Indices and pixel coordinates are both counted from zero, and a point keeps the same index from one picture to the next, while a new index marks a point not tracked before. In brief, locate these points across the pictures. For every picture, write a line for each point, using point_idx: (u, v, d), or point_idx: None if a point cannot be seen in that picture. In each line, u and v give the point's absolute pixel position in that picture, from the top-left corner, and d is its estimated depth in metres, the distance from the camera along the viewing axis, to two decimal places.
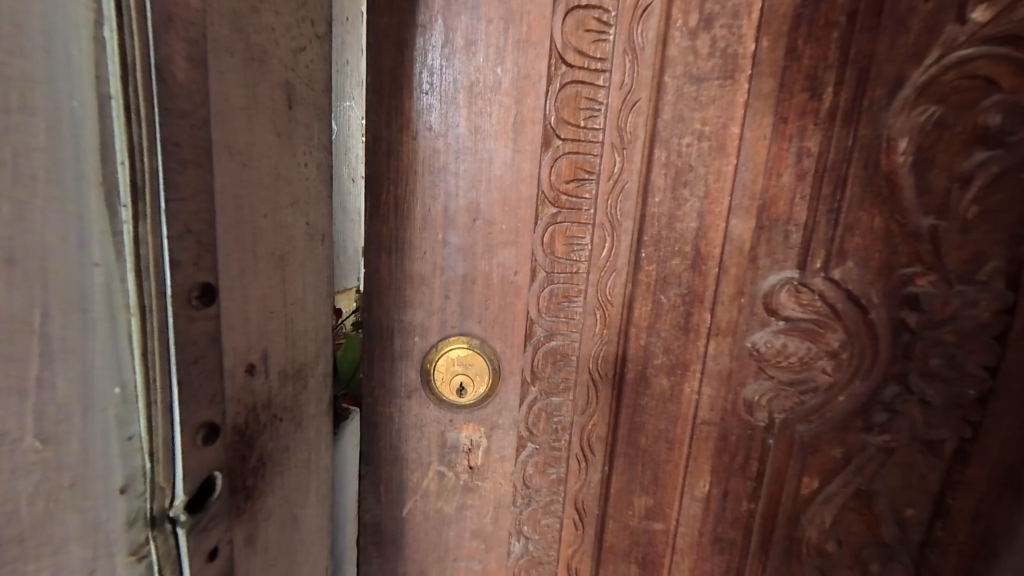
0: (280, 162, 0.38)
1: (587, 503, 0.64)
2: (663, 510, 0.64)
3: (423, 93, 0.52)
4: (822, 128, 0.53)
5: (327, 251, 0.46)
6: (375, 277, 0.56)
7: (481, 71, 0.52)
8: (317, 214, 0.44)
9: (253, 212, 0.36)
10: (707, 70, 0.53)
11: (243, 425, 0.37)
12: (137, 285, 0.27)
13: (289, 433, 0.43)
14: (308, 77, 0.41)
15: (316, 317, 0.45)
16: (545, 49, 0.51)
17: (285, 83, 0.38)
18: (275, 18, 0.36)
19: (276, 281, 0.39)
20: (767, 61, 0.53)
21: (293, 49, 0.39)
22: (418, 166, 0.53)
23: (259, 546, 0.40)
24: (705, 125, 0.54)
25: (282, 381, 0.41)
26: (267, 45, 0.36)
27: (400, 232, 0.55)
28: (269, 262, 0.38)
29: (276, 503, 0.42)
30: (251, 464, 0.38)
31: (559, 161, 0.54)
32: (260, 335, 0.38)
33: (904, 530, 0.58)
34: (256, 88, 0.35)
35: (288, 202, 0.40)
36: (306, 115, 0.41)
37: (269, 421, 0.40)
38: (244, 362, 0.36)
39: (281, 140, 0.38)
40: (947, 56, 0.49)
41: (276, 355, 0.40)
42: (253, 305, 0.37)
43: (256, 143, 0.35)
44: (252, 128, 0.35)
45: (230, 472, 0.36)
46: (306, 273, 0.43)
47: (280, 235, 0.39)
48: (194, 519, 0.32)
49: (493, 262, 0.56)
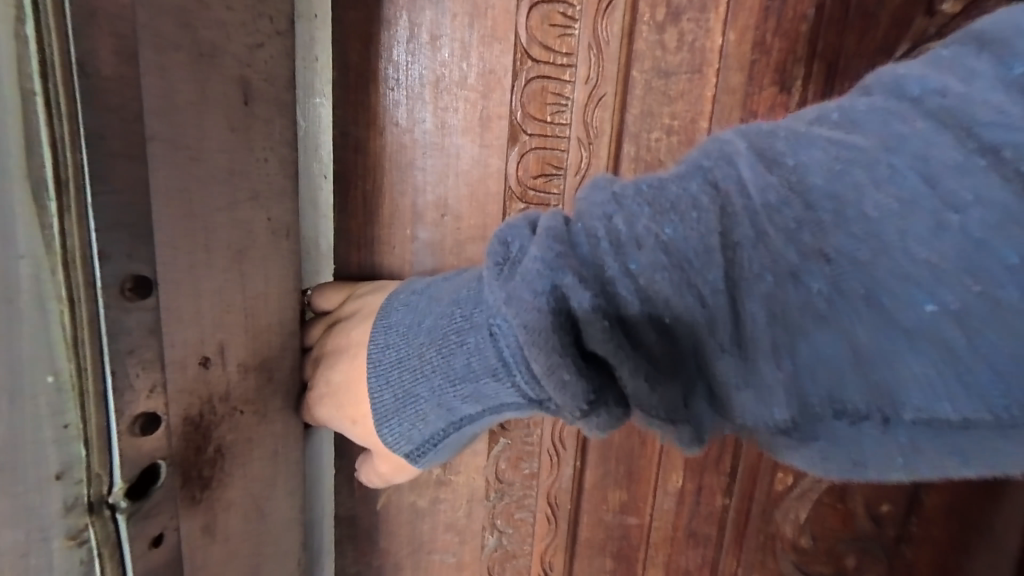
0: (234, 155, 0.38)
1: (559, 498, 0.63)
2: (637, 504, 0.64)
3: (389, 89, 0.52)
4: None
5: (293, 246, 0.45)
6: (345, 272, 0.55)
7: (447, 66, 0.52)
8: (281, 209, 0.43)
9: (204, 206, 0.36)
10: (675, 64, 0.53)
11: (197, 417, 0.38)
12: (66, 278, 0.29)
13: (251, 424, 0.43)
14: (266, 73, 0.41)
15: (282, 313, 0.45)
16: (510, 44, 0.51)
17: (241, 78, 0.39)
18: (227, 14, 0.37)
19: (232, 275, 0.39)
20: (735, 55, 0.53)
21: (248, 45, 0.39)
22: (385, 162, 0.54)
23: (217, 537, 0.41)
24: (674, 120, 0.54)
25: (243, 374, 0.42)
26: (219, 41, 0.37)
27: (370, 227, 0.55)
28: (224, 256, 0.38)
29: (239, 493, 0.43)
30: (206, 455, 0.39)
31: (526, 156, 0.54)
32: (215, 327, 0.39)
33: (878, 525, 0.61)
34: (206, 83, 0.36)
35: (246, 196, 0.40)
36: (265, 110, 0.41)
37: (228, 413, 0.41)
38: (196, 354, 0.37)
39: (237, 134, 0.39)
40: (919, 46, 0.50)
41: (235, 347, 0.41)
42: (207, 299, 0.38)
43: (206, 138, 0.36)
44: (202, 123, 0.36)
45: (180, 460, 0.37)
46: (269, 267, 0.43)
47: (239, 230, 0.39)
48: (136, 505, 0.34)
49: (463, 257, 0.56)
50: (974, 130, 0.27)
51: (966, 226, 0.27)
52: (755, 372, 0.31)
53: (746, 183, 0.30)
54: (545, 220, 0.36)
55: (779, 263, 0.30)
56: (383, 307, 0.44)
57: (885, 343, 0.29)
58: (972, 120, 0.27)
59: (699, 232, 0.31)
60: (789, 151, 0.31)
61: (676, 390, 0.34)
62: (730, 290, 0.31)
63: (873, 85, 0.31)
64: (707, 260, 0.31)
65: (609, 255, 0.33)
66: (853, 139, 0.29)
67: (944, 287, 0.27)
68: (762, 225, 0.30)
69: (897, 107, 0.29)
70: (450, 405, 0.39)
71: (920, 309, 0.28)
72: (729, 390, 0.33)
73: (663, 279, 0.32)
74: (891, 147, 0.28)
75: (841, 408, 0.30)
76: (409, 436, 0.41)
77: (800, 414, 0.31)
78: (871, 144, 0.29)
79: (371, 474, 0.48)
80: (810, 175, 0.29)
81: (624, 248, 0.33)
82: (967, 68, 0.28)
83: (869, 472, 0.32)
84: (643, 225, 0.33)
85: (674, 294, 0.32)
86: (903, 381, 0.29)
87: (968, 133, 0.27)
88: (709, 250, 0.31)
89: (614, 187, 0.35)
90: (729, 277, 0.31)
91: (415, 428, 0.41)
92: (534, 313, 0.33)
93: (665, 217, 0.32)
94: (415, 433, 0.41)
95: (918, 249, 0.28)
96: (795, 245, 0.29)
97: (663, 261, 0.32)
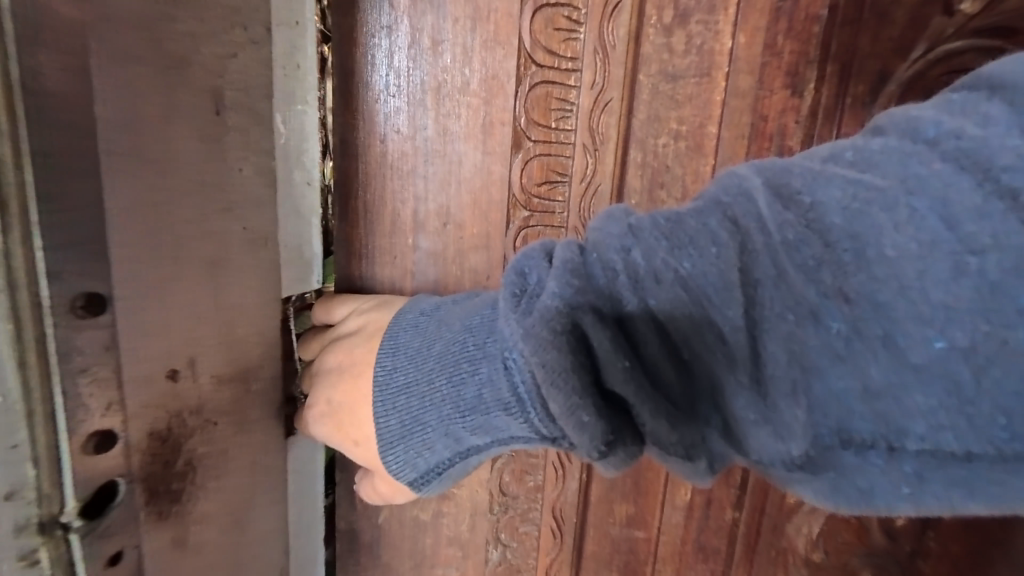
0: (207, 167, 0.41)
1: (564, 511, 0.62)
2: (644, 517, 0.63)
3: (390, 95, 0.51)
4: (803, 126, 0.52)
5: (274, 256, 0.48)
6: (346, 282, 0.55)
7: (448, 71, 0.50)
8: (257, 219, 0.46)
9: (174, 217, 0.39)
10: (683, 68, 0.52)
11: (165, 430, 0.41)
12: (12, 298, 0.31)
13: (225, 435, 0.46)
14: (239, 83, 0.43)
15: (261, 321, 0.47)
16: (513, 49, 0.50)
17: (212, 91, 0.41)
18: (196, 27, 0.39)
19: (206, 284, 0.42)
20: (745, 57, 0.51)
21: (219, 56, 0.41)
22: (386, 170, 0.53)
23: (190, 549, 0.43)
24: (681, 125, 0.53)
25: (216, 385, 0.44)
26: (187, 55, 0.39)
27: (371, 236, 0.54)
28: (198, 266, 0.41)
29: (214, 505, 0.45)
30: (176, 468, 0.42)
31: (530, 163, 0.52)
32: (188, 339, 0.41)
33: (894, 541, 0.58)
34: (174, 97, 0.38)
35: (220, 208, 0.43)
36: (239, 121, 0.44)
37: (200, 425, 0.43)
38: (165, 366, 0.40)
39: (208, 147, 0.41)
40: (935, 48, 0.47)
41: (209, 358, 0.43)
42: (180, 307, 0.40)
43: (174, 152, 0.39)
44: (169, 138, 0.38)
45: (145, 475, 0.39)
46: (244, 275, 0.45)
47: (212, 240, 0.42)
48: (90, 525, 0.36)
49: (465, 266, 0.54)
50: (993, 171, 0.25)
51: (982, 269, 0.25)
52: (776, 413, 0.30)
53: (765, 220, 0.29)
54: (561, 249, 0.35)
55: (798, 305, 0.28)
56: (390, 328, 0.43)
57: (894, 386, 0.27)
58: (991, 162, 0.25)
59: (718, 267, 0.30)
60: (806, 189, 0.29)
61: (692, 425, 0.33)
62: (750, 328, 0.30)
63: (886, 125, 0.30)
64: (726, 296, 0.30)
65: (626, 287, 0.32)
66: (867, 180, 0.28)
67: (954, 326, 0.26)
68: (780, 262, 0.29)
69: (912, 149, 0.28)
70: (457, 437, 0.38)
71: (928, 348, 0.26)
72: (746, 426, 0.31)
73: (682, 312, 0.31)
74: (909, 189, 0.27)
75: (852, 447, 0.29)
76: (412, 465, 0.40)
77: (822, 461, 0.29)
78: (889, 187, 0.27)
79: (369, 491, 0.47)
80: (828, 216, 0.28)
81: (642, 280, 0.32)
82: (983, 113, 0.26)
83: (877, 502, 0.30)
84: (661, 257, 0.32)
85: (692, 330, 0.31)
86: (917, 428, 0.27)
87: (987, 176, 0.25)
88: (727, 286, 0.30)
89: (630, 218, 0.34)
90: (751, 315, 0.29)
91: (419, 457, 0.39)
92: (550, 346, 0.32)
93: (684, 250, 0.31)
94: (420, 463, 0.39)
95: (935, 294, 0.26)
96: (814, 286, 0.28)
97: (682, 295, 0.31)
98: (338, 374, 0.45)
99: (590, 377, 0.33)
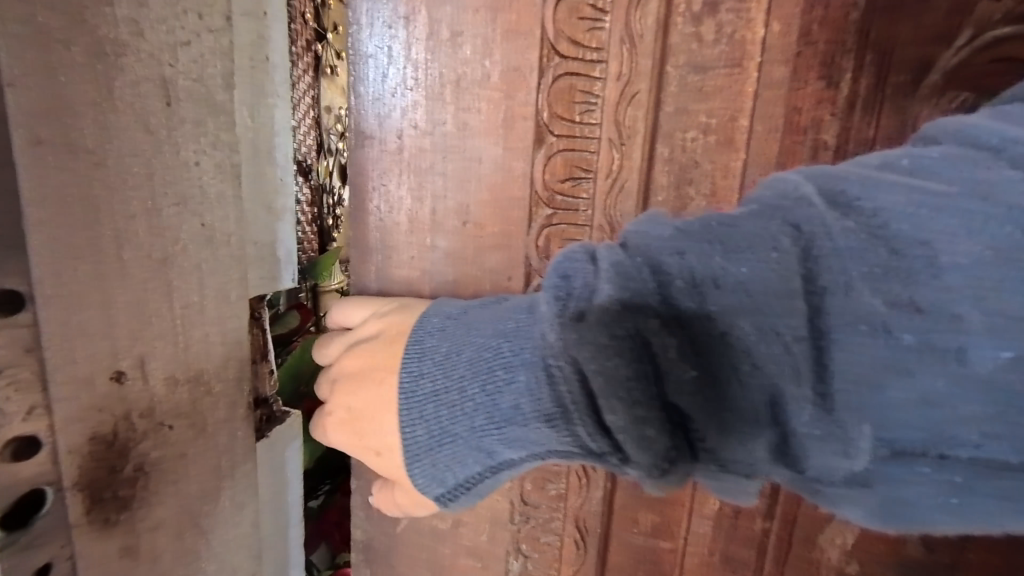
0: (155, 162, 0.38)
1: (588, 521, 0.59)
2: (669, 527, 0.60)
3: (406, 89, 0.49)
4: (839, 119, 0.49)
5: (232, 253, 0.44)
6: (362, 284, 0.53)
7: (468, 63, 0.48)
8: (216, 215, 0.42)
9: (111, 211, 0.37)
10: (712, 58, 0.50)
11: (111, 435, 0.39)
12: None
13: (185, 440, 0.43)
14: (192, 73, 0.39)
15: (222, 323, 0.44)
16: (536, 40, 0.48)
17: (158, 78, 0.38)
18: (134, 9, 0.36)
19: (156, 282, 0.40)
20: (778, 47, 0.49)
21: (169, 42, 0.38)
22: (402, 168, 0.50)
23: (142, 557, 0.42)
24: (711, 119, 0.51)
25: (171, 388, 0.42)
26: (125, 37, 0.36)
27: (387, 236, 0.52)
28: (144, 264, 0.39)
29: (170, 513, 0.43)
30: (124, 473, 0.40)
31: (553, 159, 0.50)
32: (134, 339, 0.39)
33: (932, 552, 0.56)
34: (111, 84, 0.36)
35: (171, 202, 0.39)
36: (190, 111, 0.40)
37: (151, 429, 0.41)
38: (106, 368, 0.38)
39: (153, 136, 0.38)
40: (979, 37, 0.45)
41: (160, 359, 0.41)
42: (124, 306, 0.38)
43: (114, 140, 0.36)
44: (107, 126, 0.36)
45: (86, 482, 0.38)
46: (202, 274, 0.42)
47: (160, 237, 0.39)
48: (10, 537, 0.36)
49: (484, 267, 0.52)
50: None
51: None
52: (839, 428, 0.28)
53: (829, 223, 0.28)
54: (606, 252, 0.33)
55: (870, 317, 0.26)
56: (413, 331, 0.41)
57: (958, 400, 0.26)
58: None
59: (779, 274, 0.28)
60: (865, 194, 0.27)
61: (747, 442, 0.31)
62: (814, 338, 0.28)
63: (938, 134, 0.29)
64: (787, 305, 0.28)
65: (683, 293, 0.30)
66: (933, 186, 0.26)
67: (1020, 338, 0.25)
68: (846, 269, 0.27)
69: (976, 156, 0.26)
70: (490, 450, 0.36)
71: (995, 357, 0.25)
72: (806, 442, 0.29)
73: (742, 321, 0.29)
74: (982, 196, 0.25)
75: (902, 457, 0.28)
76: (440, 478, 0.38)
77: (883, 474, 0.29)
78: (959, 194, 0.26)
79: (387, 501, 0.45)
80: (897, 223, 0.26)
81: (700, 287, 0.30)
82: None
83: (919, 514, 0.29)
84: (715, 262, 0.30)
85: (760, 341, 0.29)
86: (976, 442, 0.27)
87: None
88: (788, 294, 0.28)
89: (678, 222, 0.32)
90: (815, 325, 0.28)
91: (448, 471, 0.38)
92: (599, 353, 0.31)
93: (741, 255, 0.29)
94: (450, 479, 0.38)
95: (1006, 306, 0.25)
96: (883, 295, 0.26)
97: (740, 303, 0.29)
98: (358, 378, 0.42)
99: (647, 389, 0.31)
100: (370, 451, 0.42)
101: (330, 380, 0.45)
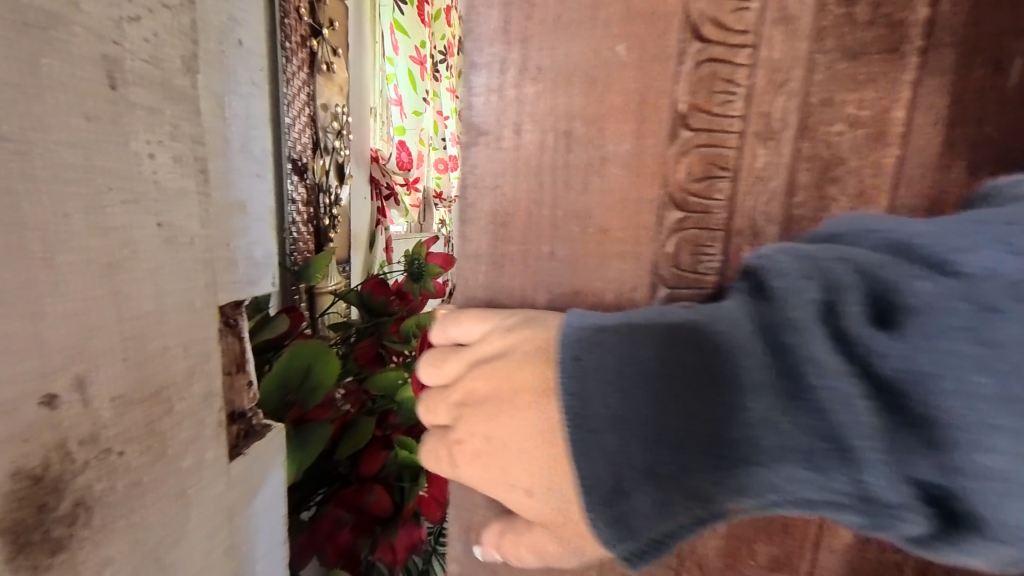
0: (95, 151, 0.36)
1: (705, 555, 0.55)
2: (792, 562, 0.55)
3: (525, 78, 0.44)
4: (1012, 108, 0.43)
5: (196, 253, 0.45)
6: (472, 296, 0.48)
7: (598, 48, 0.43)
8: (174, 215, 0.43)
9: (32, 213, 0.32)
10: (866, 42, 0.44)
11: (42, 469, 0.34)
12: None
13: (138, 463, 0.41)
14: (143, 52, 0.40)
15: (185, 333, 0.45)
16: (676, 21, 0.42)
17: (102, 57, 0.36)
18: None
19: (106, 293, 0.37)
20: (945, 27, 0.43)
21: (113, 18, 0.37)
22: (518, 167, 0.45)
23: None
24: (861, 109, 0.45)
25: (120, 410, 0.39)
26: (58, 9, 0.33)
27: (499, 243, 0.47)
28: (92, 272, 0.36)
29: (120, 547, 0.40)
30: (57, 510, 0.35)
31: (688, 155, 0.45)
32: (79, 358, 0.36)
33: None
34: (37, 62, 0.32)
35: (119, 203, 0.38)
36: (143, 96, 0.40)
37: (98, 455, 0.38)
38: (43, 393, 0.34)
39: (95, 125, 0.36)
40: None
41: (111, 375, 0.38)
42: (63, 322, 0.34)
43: (45, 131, 0.33)
44: (41, 118, 0.33)
45: (17, 523, 0.33)
46: (158, 280, 0.41)
47: (110, 241, 0.37)
48: None
49: (607, 277, 0.47)
50: None
51: None
52: None
53: None
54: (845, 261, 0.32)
55: None
56: (560, 345, 0.37)
57: None
58: None
59: None
60: None
61: None
62: None
63: None
64: None
65: (969, 297, 0.28)
66: None
67: None
68: None
69: None
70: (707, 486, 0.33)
71: None
72: None
73: None
74: None
75: None
76: (632, 524, 0.33)
77: None
78: None
79: (520, 546, 0.40)
80: None
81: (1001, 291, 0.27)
82: None
83: None
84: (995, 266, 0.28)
85: None
86: None
87: None
88: None
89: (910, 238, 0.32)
90: None
91: (647, 516, 0.33)
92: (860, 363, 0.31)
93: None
94: (648, 535, 0.34)
95: None
96: None
97: None
98: (490, 403, 0.38)
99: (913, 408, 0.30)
100: (500, 486, 0.37)
101: (455, 403, 0.41)
